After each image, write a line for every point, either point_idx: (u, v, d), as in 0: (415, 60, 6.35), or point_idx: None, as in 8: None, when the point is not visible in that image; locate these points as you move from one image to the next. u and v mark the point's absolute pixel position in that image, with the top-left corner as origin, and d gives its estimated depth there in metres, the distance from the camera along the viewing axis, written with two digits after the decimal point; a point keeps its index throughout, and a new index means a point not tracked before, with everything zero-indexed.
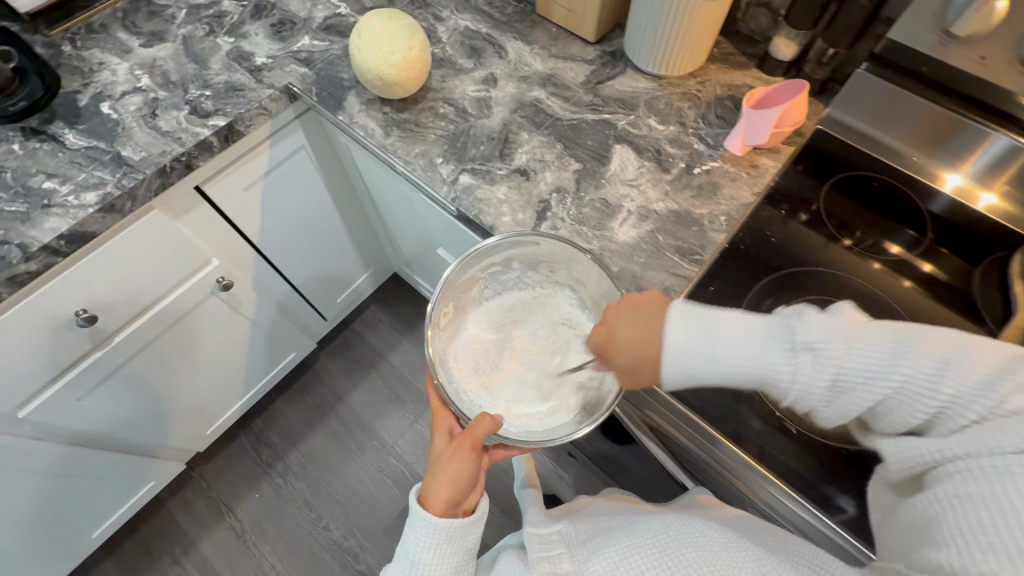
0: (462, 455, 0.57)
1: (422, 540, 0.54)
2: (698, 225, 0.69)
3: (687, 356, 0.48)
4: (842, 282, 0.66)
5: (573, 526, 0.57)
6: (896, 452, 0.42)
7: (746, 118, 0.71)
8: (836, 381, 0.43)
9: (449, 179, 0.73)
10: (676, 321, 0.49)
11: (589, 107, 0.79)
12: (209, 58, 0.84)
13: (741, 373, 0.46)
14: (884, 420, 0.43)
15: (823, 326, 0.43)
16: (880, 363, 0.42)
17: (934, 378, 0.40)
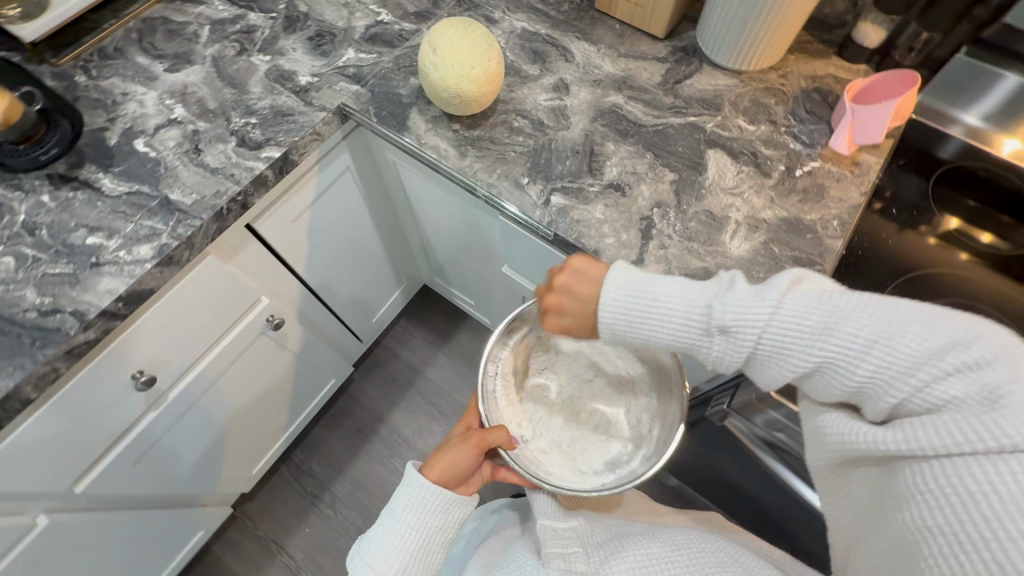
0: (467, 446, 0.60)
1: (414, 498, 0.57)
2: (812, 233, 0.65)
3: (620, 311, 0.48)
4: (966, 284, 0.64)
5: (587, 523, 0.56)
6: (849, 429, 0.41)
7: (853, 114, 0.67)
8: (781, 349, 0.43)
9: (540, 201, 0.67)
10: (608, 295, 0.48)
11: (672, 110, 0.74)
12: (247, 80, 0.76)
13: (664, 339, 0.48)
14: (830, 389, 0.43)
15: (750, 295, 0.44)
16: (806, 334, 0.42)
17: (890, 349, 0.39)
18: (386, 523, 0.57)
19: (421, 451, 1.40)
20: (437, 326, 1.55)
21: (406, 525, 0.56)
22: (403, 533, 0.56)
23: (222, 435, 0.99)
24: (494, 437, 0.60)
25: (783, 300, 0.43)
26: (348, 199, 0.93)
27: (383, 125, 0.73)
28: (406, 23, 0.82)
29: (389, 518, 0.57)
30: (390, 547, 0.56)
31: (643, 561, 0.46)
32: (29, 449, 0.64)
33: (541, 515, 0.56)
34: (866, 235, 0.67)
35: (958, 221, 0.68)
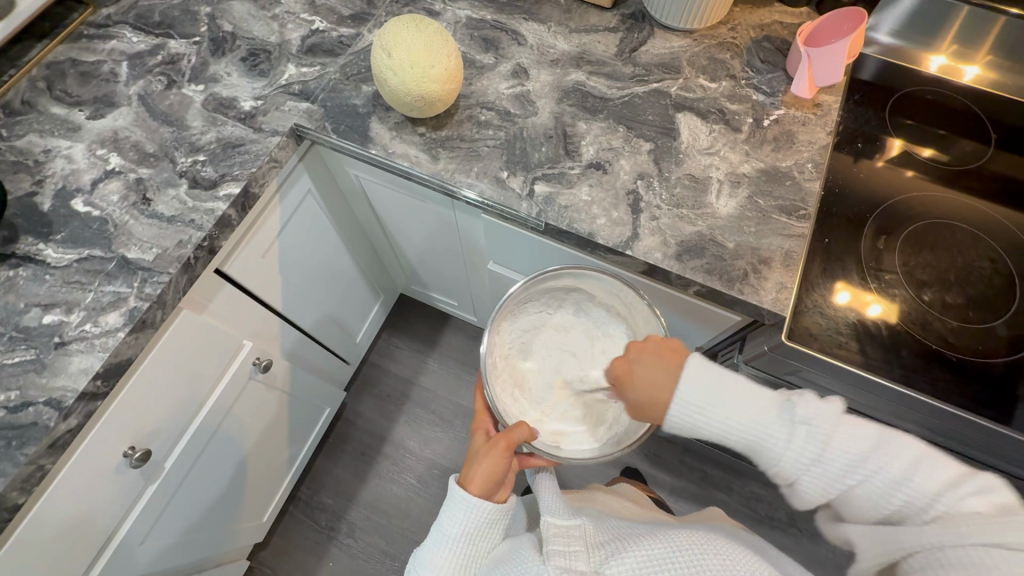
0: (496, 453, 0.56)
1: (458, 513, 0.55)
2: (791, 179, 0.67)
3: (687, 413, 0.50)
4: (925, 204, 0.69)
5: (591, 524, 0.53)
6: (871, 536, 0.46)
7: (808, 59, 0.69)
8: (818, 460, 0.46)
9: (525, 193, 0.66)
10: (693, 380, 0.50)
11: (634, 79, 0.74)
12: (185, 115, 0.71)
13: (735, 437, 0.49)
14: (856, 512, 0.47)
15: (818, 410, 0.46)
16: (858, 457, 0.45)
17: (900, 478, 0.44)
18: (435, 538, 0.56)
19: (432, 460, 1.37)
20: (421, 333, 1.52)
21: (452, 540, 0.55)
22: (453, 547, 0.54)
23: (227, 493, 0.94)
24: (518, 435, 0.57)
25: (822, 415, 0.46)
26: (314, 223, 0.87)
27: (345, 140, 0.69)
28: (343, 28, 0.77)
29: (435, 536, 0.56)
30: (439, 560, 0.54)
31: (648, 563, 0.44)
32: (26, 556, 0.58)
33: (544, 513, 0.53)
34: (841, 172, 0.70)
35: (904, 142, 0.74)
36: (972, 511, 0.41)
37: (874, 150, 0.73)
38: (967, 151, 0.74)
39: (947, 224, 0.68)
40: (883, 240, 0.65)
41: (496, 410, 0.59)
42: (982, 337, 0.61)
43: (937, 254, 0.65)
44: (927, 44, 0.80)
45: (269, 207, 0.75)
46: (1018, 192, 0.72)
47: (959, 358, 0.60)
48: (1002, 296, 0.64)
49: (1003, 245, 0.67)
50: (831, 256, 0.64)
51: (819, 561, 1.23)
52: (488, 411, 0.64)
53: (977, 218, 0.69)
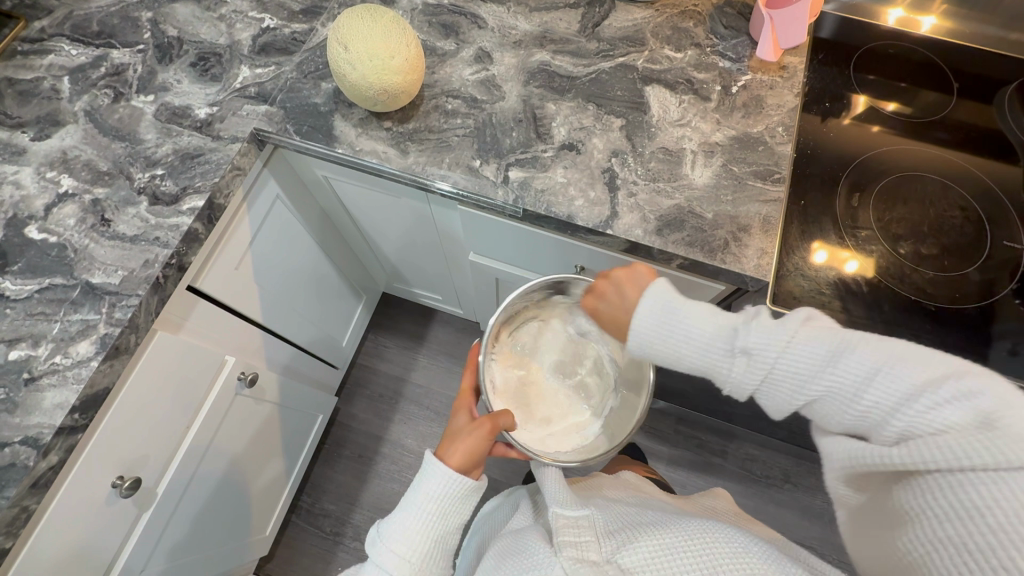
0: (481, 432, 0.57)
1: (437, 482, 0.54)
2: (763, 144, 0.67)
3: (646, 341, 0.49)
4: (895, 158, 0.70)
5: (600, 514, 0.53)
6: (845, 449, 0.42)
7: (771, 20, 0.68)
8: (771, 377, 0.45)
9: (499, 180, 0.65)
10: (656, 306, 0.49)
11: (600, 55, 0.73)
12: (136, 128, 0.67)
13: (687, 354, 0.48)
14: (831, 420, 0.45)
15: (768, 329, 0.44)
16: (810, 364, 0.43)
17: (866, 381, 0.41)
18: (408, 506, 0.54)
19: (431, 456, 1.37)
20: (408, 331, 1.50)
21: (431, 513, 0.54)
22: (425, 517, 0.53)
23: (227, 511, 0.93)
24: (502, 420, 0.58)
25: (773, 333, 0.44)
26: (286, 229, 0.85)
27: (310, 141, 0.67)
28: (296, 24, 0.74)
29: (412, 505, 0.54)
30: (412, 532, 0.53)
31: (658, 551, 0.44)
32: None
33: (552, 505, 0.54)
34: (811, 134, 0.70)
35: (869, 98, 0.75)
36: (948, 424, 0.37)
37: (840, 108, 0.73)
38: (931, 101, 0.75)
39: (916, 177, 0.69)
40: (857, 198, 0.66)
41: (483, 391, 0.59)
42: (957, 285, 0.63)
43: (910, 208, 0.66)
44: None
45: (238, 214, 0.73)
46: (982, 138, 0.73)
47: (938, 308, 0.61)
48: (974, 243, 0.65)
49: (971, 193, 0.68)
50: (808, 218, 0.64)
51: (816, 513, 1.28)
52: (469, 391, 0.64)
53: (944, 169, 0.70)
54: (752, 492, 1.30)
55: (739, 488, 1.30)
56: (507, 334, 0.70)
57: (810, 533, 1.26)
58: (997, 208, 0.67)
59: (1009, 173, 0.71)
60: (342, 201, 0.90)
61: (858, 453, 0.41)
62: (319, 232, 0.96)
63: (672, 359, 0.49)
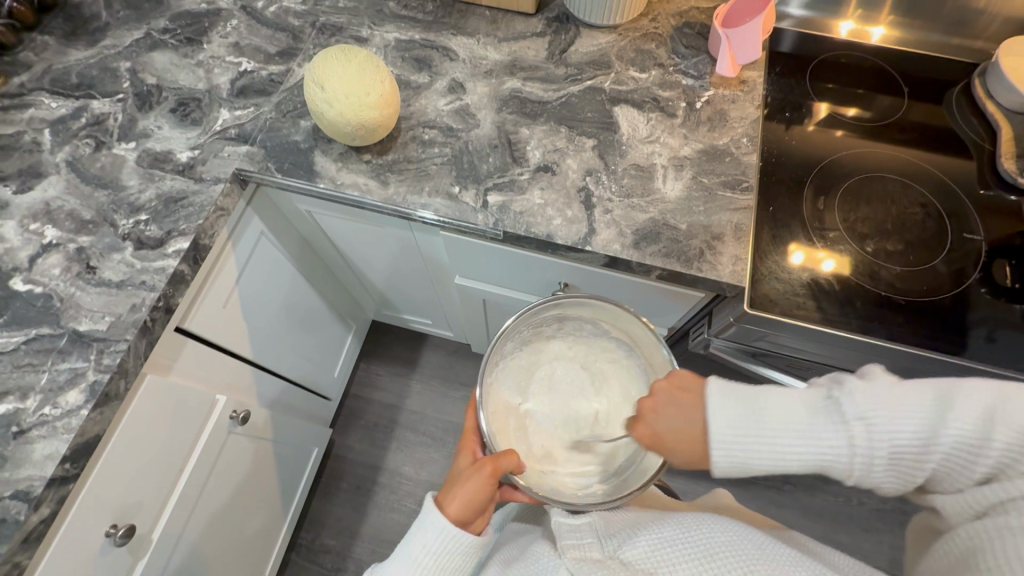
0: (479, 475, 0.58)
1: (434, 535, 0.55)
2: (729, 155, 0.70)
3: (734, 442, 0.48)
4: (857, 162, 0.73)
5: (602, 514, 0.55)
6: (957, 503, 0.44)
7: (727, 38, 0.72)
8: (893, 455, 0.45)
9: (478, 205, 0.67)
10: (724, 396, 0.50)
11: (568, 79, 0.76)
12: (119, 176, 0.68)
13: (792, 464, 0.48)
14: (938, 481, 0.46)
15: (868, 392, 0.46)
16: (924, 433, 0.44)
17: (975, 442, 0.43)
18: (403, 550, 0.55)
19: (431, 482, 1.36)
20: (400, 357, 1.50)
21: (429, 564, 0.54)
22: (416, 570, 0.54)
23: (225, 554, 0.91)
24: (504, 463, 0.59)
25: (873, 400, 0.46)
26: (269, 264, 0.86)
27: (291, 178, 0.69)
28: (272, 66, 0.76)
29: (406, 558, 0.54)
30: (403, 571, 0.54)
31: (659, 544, 0.45)
32: None
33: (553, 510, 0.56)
34: (775, 142, 0.74)
35: (829, 106, 0.79)
36: None
37: (801, 116, 0.77)
38: (886, 106, 0.79)
39: (878, 177, 0.72)
40: (823, 201, 0.69)
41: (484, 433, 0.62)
42: (925, 278, 0.65)
43: (873, 209, 0.69)
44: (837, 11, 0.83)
45: (220, 253, 0.73)
46: (938, 138, 0.76)
47: (907, 301, 0.63)
48: (937, 236, 0.68)
49: (930, 190, 0.71)
50: (779, 222, 0.67)
51: (816, 512, 1.29)
52: (473, 430, 0.68)
53: (903, 168, 0.73)
54: (752, 495, 1.31)
55: (739, 492, 1.31)
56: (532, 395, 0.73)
57: (813, 532, 1.27)
58: (956, 203, 0.70)
59: (966, 169, 0.73)
60: (326, 232, 0.90)
61: (971, 502, 0.43)
62: (305, 265, 0.96)
63: (776, 457, 0.48)
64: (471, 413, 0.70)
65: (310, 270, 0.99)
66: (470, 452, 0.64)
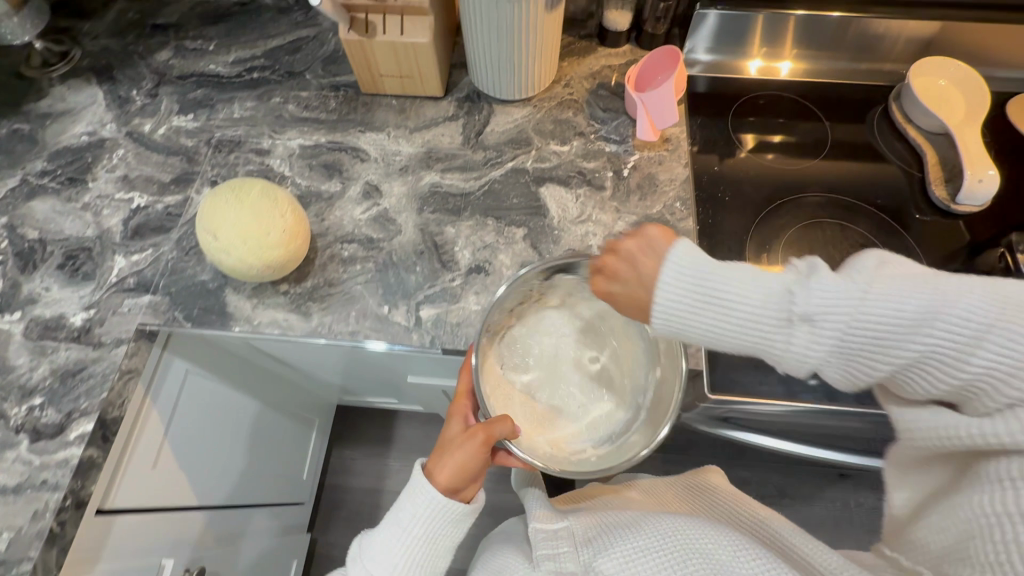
0: (472, 444, 0.53)
1: (421, 513, 0.53)
2: (665, 224, 0.67)
3: (677, 316, 0.43)
4: (796, 206, 0.71)
5: (578, 519, 0.54)
6: (930, 429, 0.40)
7: (643, 103, 0.70)
8: (841, 342, 0.40)
9: (412, 323, 0.62)
10: (695, 267, 0.43)
11: (488, 164, 0.72)
12: (6, 355, 0.61)
13: (733, 337, 0.43)
14: (911, 387, 0.41)
15: (836, 284, 0.39)
16: (902, 314, 0.38)
17: (973, 347, 0.37)
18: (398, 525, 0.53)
19: None
20: (373, 435, 1.43)
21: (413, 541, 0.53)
22: (405, 549, 0.53)
23: None
24: (498, 429, 0.53)
25: (834, 292, 0.39)
26: (208, 403, 0.79)
27: (204, 325, 0.63)
28: (168, 197, 0.70)
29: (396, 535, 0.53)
30: (393, 550, 0.53)
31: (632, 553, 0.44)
32: None
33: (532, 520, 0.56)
34: (709, 197, 0.72)
35: (755, 135, 0.77)
36: None
37: (729, 155, 0.75)
38: (814, 136, 0.78)
39: (817, 222, 0.70)
40: (767, 260, 0.67)
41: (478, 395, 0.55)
42: None
43: (817, 258, 0.67)
44: (742, 52, 0.81)
45: (139, 418, 0.66)
46: (871, 167, 0.75)
47: None
48: None
49: (872, 229, 0.69)
50: None
51: (817, 523, 1.28)
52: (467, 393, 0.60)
53: (841, 207, 0.71)
54: None
55: None
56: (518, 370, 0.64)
57: None
58: (897, 240, 0.69)
59: (900, 199, 0.72)
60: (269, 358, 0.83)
61: (946, 429, 0.39)
62: (256, 389, 0.90)
63: (723, 323, 0.43)
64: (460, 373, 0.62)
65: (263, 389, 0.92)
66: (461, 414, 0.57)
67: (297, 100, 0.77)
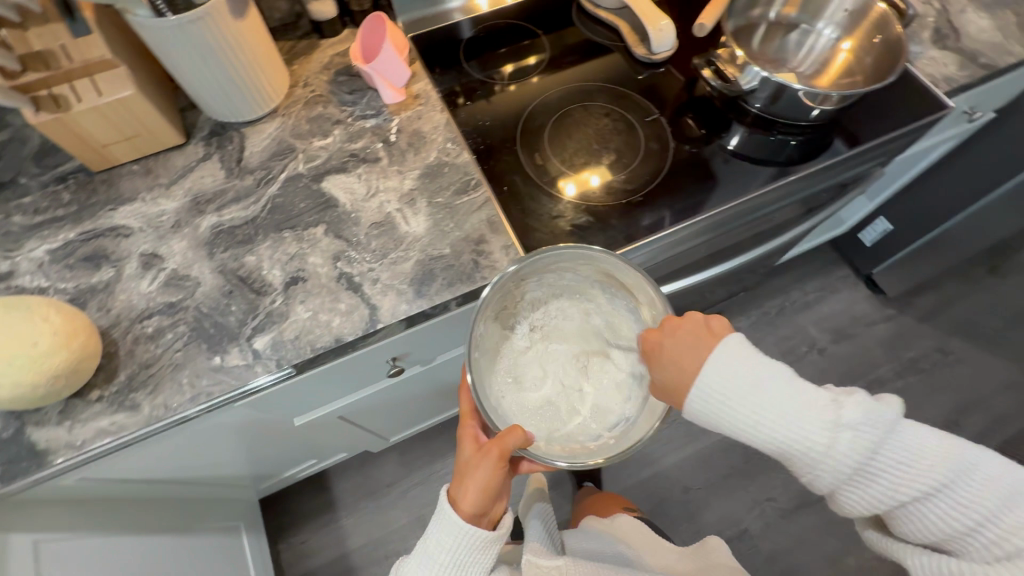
0: (490, 460, 0.57)
1: (446, 534, 0.59)
2: (446, 165, 0.72)
3: (712, 394, 0.56)
4: (543, 102, 0.78)
5: (571, 562, 0.67)
6: (926, 559, 0.57)
7: (376, 72, 0.73)
8: (869, 469, 0.55)
9: (250, 359, 0.60)
10: (737, 354, 0.56)
11: (261, 184, 0.71)
12: None
13: (772, 438, 0.55)
14: (912, 525, 0.58)
15: (872, 412, 0.54)
16: (913, 462, 0.55)
17: (969, 506, 0.54)
18: (425, 556, 0.60)
19: None
20: (312, 508, 1.34)
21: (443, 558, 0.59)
22: (436, 562, 0.59)
23: None
24: (512, 441, 0.57)
25: (873, 418, 0.54)
26: (87, 562, 0.69)
27: (18, 476, 0.55)
28: None
29: (429, 552, 0.60)
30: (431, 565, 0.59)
31: None
32: None
33: (528, 550, 0.68)
34: (473, 126, 0.76)
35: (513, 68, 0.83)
36: None
37: (476, 84, 0.81)
38: (536, 41, 0.85)
39: (565, 107, 0.78)
40: (538, 155, 0.73)
41: (485, 415, 0.59)
42: (644, 171, 0.73)
43: (577, 138, 0.75)
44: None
45: None
46: (589, 49, 0.85)
47: (646, 194, 0.72)
48: (632, 132, 0.76)
49: (607, 97, 0.79)
50: (518, 195, 0.70)
51: None
52: (471, 413, 0.64)
53: (578, 88, 0.80)
54: None
55: None
56: (528, 376, 0.69)
57: None
58: (627, 97, 0.79)
59: (619, 66, 0.83)
60: (134, 477, 0.74)
61: (939, 561, 0.56)
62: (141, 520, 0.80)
63: (754, 420, 0.55)
64: (463, 394, 0.67)
65: (139, 517, 0.81)
66: (472, 438, 0.61)
67: (22, 208, 0.69)
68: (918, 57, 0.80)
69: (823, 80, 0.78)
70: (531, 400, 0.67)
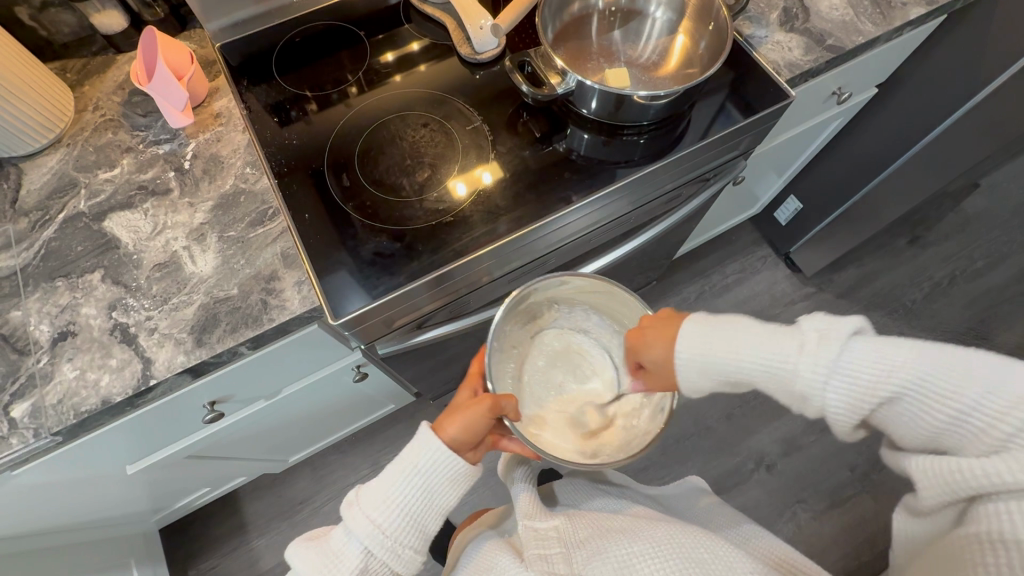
0: (483, 404, 0.56)
1: (422, 459, 0.52)
2: (243, 194, 0.66)
3: (691, 351, 0.54)
4: (356, 116, 0.72)
5: (570, 522, 0.53)
6: (926, 475, 0.44)
7: (157, 94, 0.66)
8: (850, 380, 0.47)
9: (6, 430, 0.55)
10: (699, 322, 0.55)
11: (36, 226, 0.64)
12: None
13: (737, 368, 0.52)
14: (911, 431, 0.47)
15: (823, 325, 0.49)
16: (885, 370, 0.45)
17: (960, 406, 0.43)
18: (389, 480, 0.52)
19: None
20: (221, 532, 1.31)
21: (408, 488, 0.51)
22: (400, 489, 0.51)
23: None
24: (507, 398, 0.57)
25: (829, 329, 0.48)
26: None
27: None
28: None
29: (396, 477, 0.52)
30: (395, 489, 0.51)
31: (627, 559, 0.43)
32: None
33: (520, 516, 0.54)
34: (276, 144, 0.70)
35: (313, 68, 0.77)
36: None
37: (287, 97, 0.74)
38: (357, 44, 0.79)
39: (379, 120, 0.72)
40: (345, 176, 0.68)
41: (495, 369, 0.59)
42: (459, 185, 0.67)
43: (389, 154, 0.69)
44: None
45: None
46: (414, 51, 0.78)
47: (460, 211, 0.66)
48: (450, 143, 0.70)
49: (424, 105, 0.73)
50: (318, 223, 0.65)
51: None
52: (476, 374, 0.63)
53: (395, 97, 0.74)
54: None
55: None
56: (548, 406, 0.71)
57: None
58: (447, 105, 0.73)
59: (447, 68, 0.77)
60: None
61: (948, 476, 0.42)
62: None
63: (731, 358, 0.52)
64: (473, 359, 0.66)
65: None
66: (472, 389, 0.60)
67: None
68: (762, 42, 0.76)
69: (661, 73, 0.73)
70: (555, 428, 0.68)
